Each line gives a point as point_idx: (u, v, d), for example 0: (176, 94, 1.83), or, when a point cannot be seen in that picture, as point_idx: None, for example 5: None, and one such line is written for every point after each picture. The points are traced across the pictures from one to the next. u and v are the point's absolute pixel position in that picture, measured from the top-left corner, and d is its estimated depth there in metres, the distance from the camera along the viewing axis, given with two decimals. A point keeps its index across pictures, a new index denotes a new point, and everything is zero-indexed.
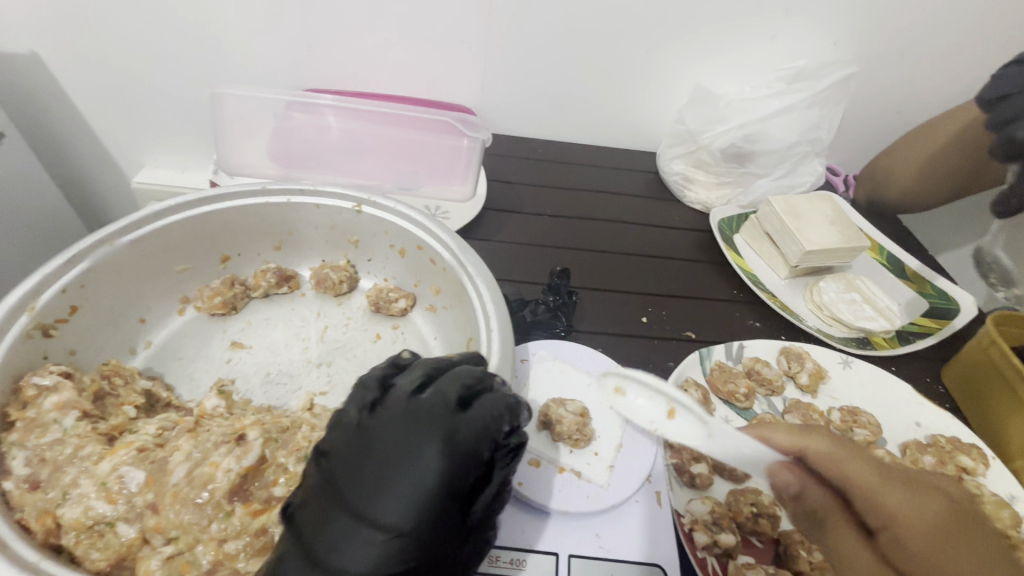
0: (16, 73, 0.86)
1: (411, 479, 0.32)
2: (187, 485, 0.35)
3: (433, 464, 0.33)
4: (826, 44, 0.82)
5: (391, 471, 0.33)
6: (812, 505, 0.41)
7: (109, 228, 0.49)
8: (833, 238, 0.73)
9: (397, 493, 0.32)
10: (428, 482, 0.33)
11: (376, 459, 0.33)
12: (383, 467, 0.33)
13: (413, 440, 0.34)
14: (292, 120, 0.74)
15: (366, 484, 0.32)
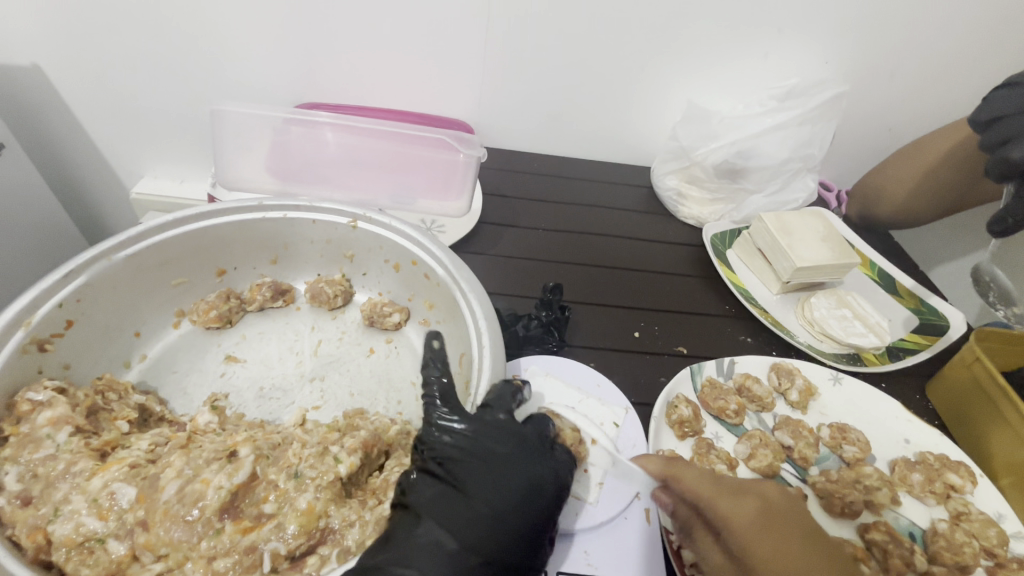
0: (18, 85, 0.88)
1: (529, 482, 0.40)
2: (178, 502, 0.35)
3: (548, 472, 0.41)
4: (817, 63, 0.83)
5: (515, 473, 0.40)
6: (682, 520, 0.44)
7: (106, 243, 0.50)
8: (823, 254, 0.74)
9: (520, 493, 0.39)
10: (545, 485, 0.40)
11: (498, 461, 0.40)
12: (507, 468, 0.40)
13: (526, 449, 0.41)
14: (289, 133, 0.75)
15: (496, 483, 0.39)
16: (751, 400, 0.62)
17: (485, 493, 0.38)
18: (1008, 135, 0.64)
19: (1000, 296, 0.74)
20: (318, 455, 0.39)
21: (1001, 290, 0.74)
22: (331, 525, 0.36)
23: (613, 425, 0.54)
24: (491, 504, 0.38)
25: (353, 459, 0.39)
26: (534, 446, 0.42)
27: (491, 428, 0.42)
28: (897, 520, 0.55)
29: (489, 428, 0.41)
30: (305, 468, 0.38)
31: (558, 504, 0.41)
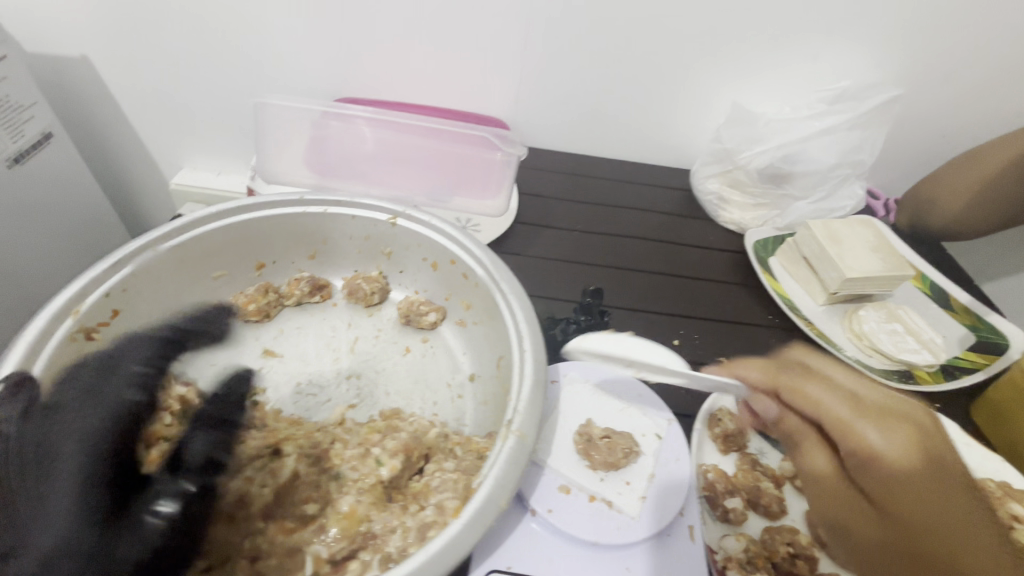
0: (66, 76, 0.90)
1: (63, 447, 0.39)
2: (225, 502, 0.39)
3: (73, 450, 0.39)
4: (870, 65, 0.80)
5: (56, 456, 0.38)
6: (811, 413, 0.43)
7: (152, 233, 0.50)
8: (875, 264, 0.70)
9: (67, 464, 0.38)
10: (82, 452, 0.39)
11: (49, 456, 0.38)
12: (47, 457, 0.38)
13: (84, 419, 0.41)
14: (328, 129, 0.76)
15: (50, 453, 0.38)
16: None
17: (31, 484, 0.37)
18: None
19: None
20: (359, 457, 0.42)
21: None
22: (372, 530, 0.38)
23: (656, 437, 0.50)
24: (40, 492, 0.37)
25: (394, 462, 0.41)
26: (101, 412, 0.42)
27: (94, 400, 0.42)
28: None
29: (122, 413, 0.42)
30: (347, 470, 0.41)
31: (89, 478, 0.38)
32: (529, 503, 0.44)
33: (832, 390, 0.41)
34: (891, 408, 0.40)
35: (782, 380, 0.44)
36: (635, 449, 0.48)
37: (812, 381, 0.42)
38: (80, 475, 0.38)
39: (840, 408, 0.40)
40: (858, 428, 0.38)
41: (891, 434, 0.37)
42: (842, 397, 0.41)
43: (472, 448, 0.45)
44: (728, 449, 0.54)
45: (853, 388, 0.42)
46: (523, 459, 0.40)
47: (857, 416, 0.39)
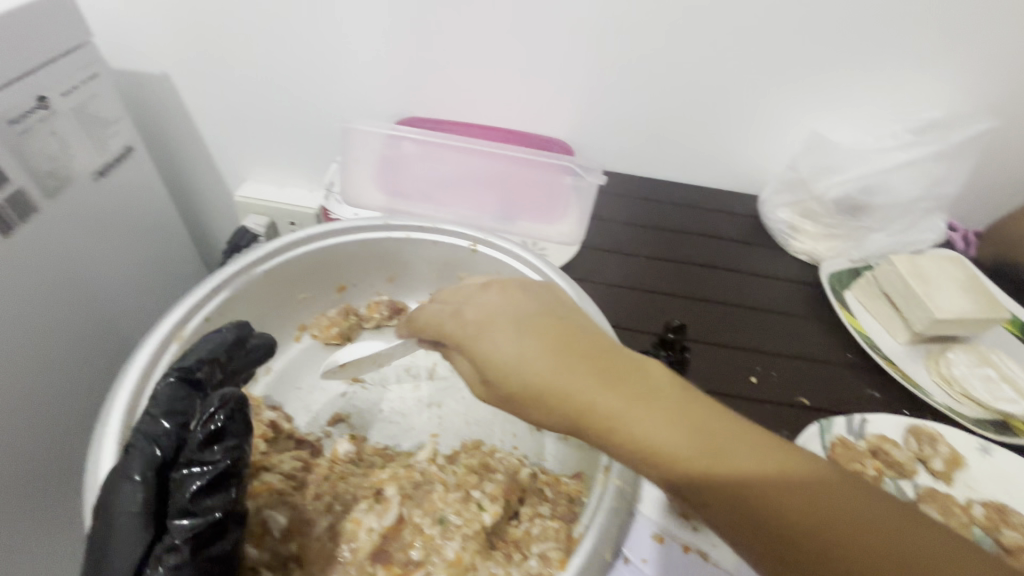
0: (147, 94, 0.93)
1: (117, 508, 0.35)
2: (333, 543, 0.40)
3: (123, 490, 0.36)
4: (957, 94, 0.77)
5: (107, 521, 0.35)
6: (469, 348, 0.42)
7: (248, 258, 0.52)
8: (966, 306, 0.67)
9: (122, 525, 0.35)
10: (127, 510, 0.35)
11: (101, 511, 0.35)
12: (103, 515, 0.35)
13: (122, 473, 0.36)
14: (402, 150, 0.76)
15: (105, 516, 0.35)
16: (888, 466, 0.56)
17: (93, 552, 0.35)
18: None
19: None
20: (462, 502, 0.42)
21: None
22: None
23: None
24: (104, 558, 0.34)
25: (496, 508, 0.41)
26: (134, 465, 0.37)
27: (130, 450, 0.37)
28: None
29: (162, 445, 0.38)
30: (450, 514, 0.41)
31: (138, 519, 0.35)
32: (621, 549, 0.43)
33: (514, 337, 0.38)
34: (572, 356, 0.36)
35: (460, 330, 0.41)
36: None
37: (500, 329, 0.39)
38: (132, 538, 0.35)
39: (507, 357, 0.37)
40: (538, 380, 0.36)
41: (561, 381, 0.36)
42: (528, 349, 0.37)
43: (563, 490, 0.45)
44: None
45: (547, 328, 0.38)
46: (623, 508, 0.40)
47: (524, 368, 0.36)
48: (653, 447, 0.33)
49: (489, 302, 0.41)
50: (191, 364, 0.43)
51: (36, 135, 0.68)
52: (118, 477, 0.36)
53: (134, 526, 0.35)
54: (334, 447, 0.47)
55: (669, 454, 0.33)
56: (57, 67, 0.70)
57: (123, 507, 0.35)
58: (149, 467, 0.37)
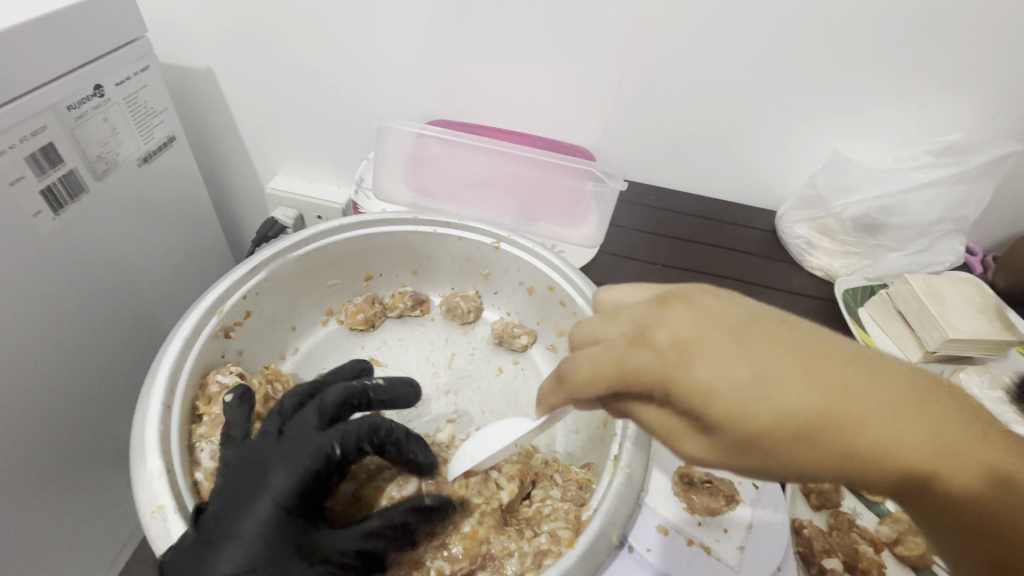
0: (192, 86, 0.98)
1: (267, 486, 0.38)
2: (357, 510, 0.44)
3: (284, 471, 0.39)
4: (982, 119, 0.77)
5: (257, 489, 0.39)
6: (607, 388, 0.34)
7: (285, 242, 0.54)
8: (979, 327, 0.68)
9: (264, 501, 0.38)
10: (279, 491, 0.38)
11: (256, 478, 0.39)
12: (256, 485, 0.39)
13: (290, 457, 0.39)
14: (431, 150, 0.79)
15: (257, 486, 0.39)
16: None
17: (219, 514, 0.38)
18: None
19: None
20: (481, 480, 0.45)
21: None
22: (491, 551, 0.43)
23: (753, 485, 0.49)
24: (236, 515, 0.37)
25: (512, 487, 0.46)
26: (306, 457, 0.39)
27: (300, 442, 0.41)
28: None
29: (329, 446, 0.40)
30: (468, 492, 0.45)
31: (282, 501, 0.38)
32: (627, 539, 0.45)
33: (707, 370, 0.30)
34: (852, 385, 0.29)
35: (663, 361, 0.31)
36: (735, 497, 0.48)
37: (716, 348, 0.30)
38: (265, 522, 0.37)
39: (738, 382, 0.30)
40: (812, 413, 0.29)
41: (825, 408, 0.29)
42: (767, 369, 0.29)
43: (572, 478, 0.49)
44: (819, 506, 0.53)
45: (738, 349, 0.30)
46: (632, 495, 0.43)
47: (744, 390, 0.29)
48: (898, 462, 0.29)
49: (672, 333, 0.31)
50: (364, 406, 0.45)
51: (90, 119, 0.72)
52: (286, 456, 0.40)
53: (275, 504, 0.38)
54: None
55: (904, 471, 0.29)
56: (115, 57, 0.75)
57: (280, 485, 0.38)
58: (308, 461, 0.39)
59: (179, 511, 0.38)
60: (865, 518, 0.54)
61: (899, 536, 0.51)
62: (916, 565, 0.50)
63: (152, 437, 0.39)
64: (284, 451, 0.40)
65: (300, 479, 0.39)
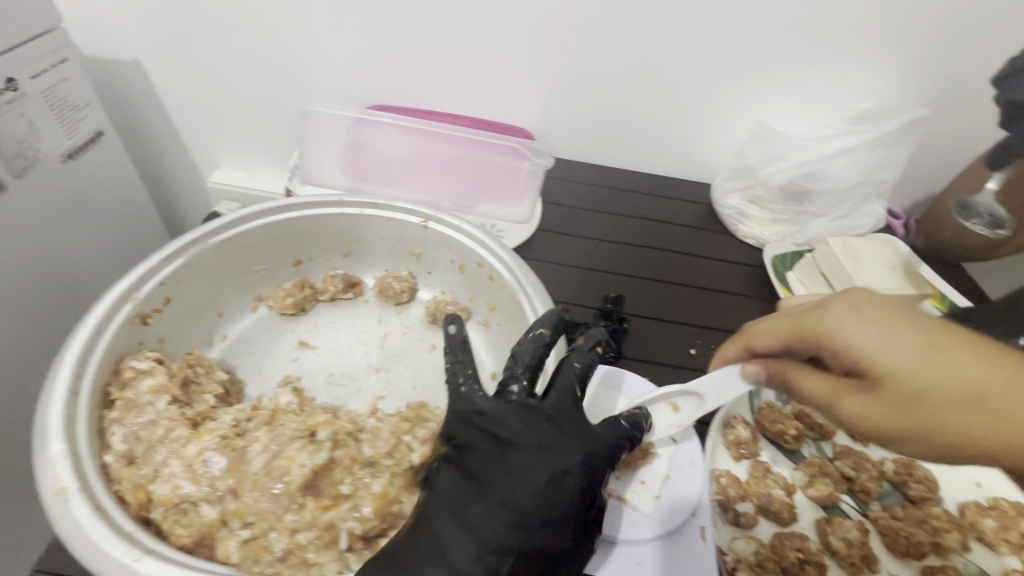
0: (119, 79, 0.95)
1: (544, 467, 0.41)
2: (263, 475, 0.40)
3: (551, 468, 0.41)
4: (895, 86, 0.81)
5: (488, 488, 0.40)
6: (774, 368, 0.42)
7: (203, 228, 0.55)
8: (892, 283, 0.72)
9: (534, 483, 0.40)
10: (525, 484, 0.40)
11: (483, 477, 0.40)
12: (504, 483, 0.40)
13: (506, 446, 0.42)
14: (364, 134, 0.80)
15: (503, 471, 0.40)
16: (842, 474, 0.56)
17: (455, 510, 0.39)
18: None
19: (989, 223, 0.77)
20: (393, 445, 0.44)
21: (991, 216, 0.77)
22: (402, 511, 0.41)
23: (670, 439, 0.53)
24: (462, 510, 0.39)
25: (426, 450, 0.45)
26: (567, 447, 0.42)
27: (509, 422, 0.43)
28: (966, 567, 0.52)
29: (526, 430, 0.42)
30: (382, 459, 0.43)
31: (565, 492, 0.40)
32: None
33: (893, 334, 0.34)
34: (1001, 372, 0.33)
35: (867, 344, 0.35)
36: (651, 451, 0.52)
37: (891, 322, 0.35)
38: (503, 512, 0.39)
39: (913, 360, 0.34)
40: (972, 388, 0.33)
41: (968, 383, 0.33)
42: (932, 355, 0.34)
43: None
44: (740, 456, 0.55)
45: (918, 323, 0.35)
46: None
47: (935, 369, 0.33)
48: None
49: (851, 302, 0.36)
50: (523, 374, 0.46)
51: (5, 115, 0.69)
52: (499, 449, 0.42)
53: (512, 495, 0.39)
54: (276, 399, 0.49)
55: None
56: (27, 49, 0.72)
57: (541, 481, 0.40)
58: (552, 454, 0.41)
59: (83, 491, 0.36)
60: (782, 465, 0.57)
61: (810, 479, 0.55)
62: (826, 504, 0.54)
63: (56, 420, 0.39)
64: (552, 450, 0.42)
65: (554, 470, 0.41)
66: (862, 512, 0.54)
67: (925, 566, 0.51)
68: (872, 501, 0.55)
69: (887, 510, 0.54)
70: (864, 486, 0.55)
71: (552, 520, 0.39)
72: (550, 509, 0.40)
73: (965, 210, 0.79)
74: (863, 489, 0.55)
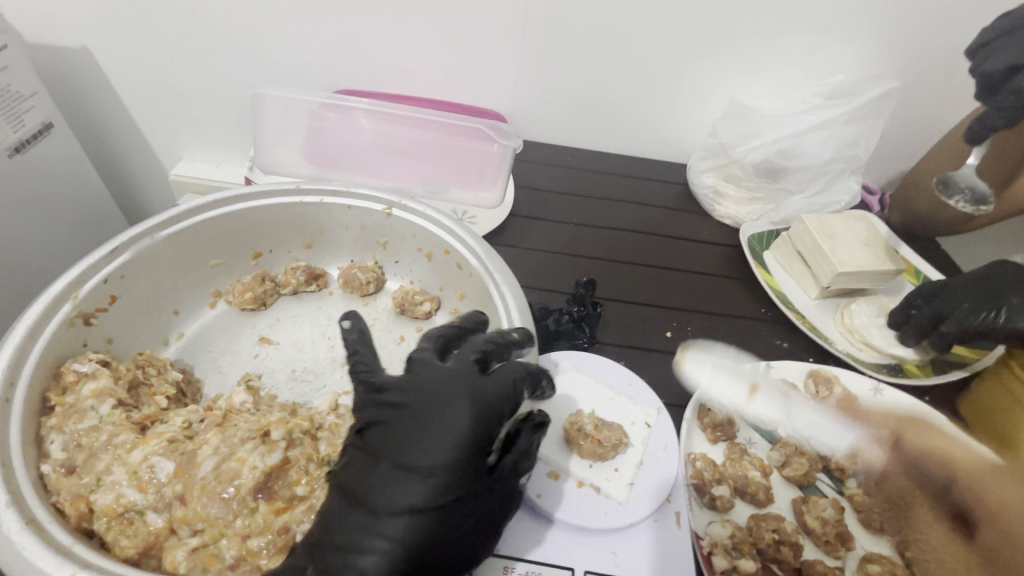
0: (67, 68, 0.90)
1: (437, 422, 0.38)
2: (214, 479, 0.39)
3: (444, 431, 0.38)
4: (868, 59, 0.80)
5: (380, 469, 0.38)
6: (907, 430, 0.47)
7: (150, 221, 0.52)
8: (867, 259, 0.71)
9: (430, 440, 0.38)
10: (418, 458, 0.37)
11: (379, 456, 0.38)
12: (397, 460, 0.37)
13: (403, 420, 0.39)
14: (326, 121, 0.76)
15: (399, 437, 0.38)
16: (818, 453, 0.56)
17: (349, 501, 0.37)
18: (1014, 59, 0.56)
19: (972, 200, 0.66)
20: None
21: (973, 190, 0.66)
22: None
23: (645, 425, 0.53)
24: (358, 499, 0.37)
25: None
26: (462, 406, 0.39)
27: (405, 389, 0.41)
28: None
29: (420, 394, 0.40)
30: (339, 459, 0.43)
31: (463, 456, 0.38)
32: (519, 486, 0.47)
33: None
34: None
35: None
36: (624, 440, 0.50)
37: None
38: (396, 490, 0.37)
39: None
40: None
41: None
42: None
43: None
44: (717, 438, 0.55)
45: None
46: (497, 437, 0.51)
47: None
48: None
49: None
50: (432, 352, 0.44)
51: None
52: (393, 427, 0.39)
53: (405, 474, 0.37)
54: (230, 398, 0.48)
55: None
56: None
57: (438, 449, 0.37)
58: (450, 414, 0.39)
59: (14, 505, 0.35)
60: (758, 446, 0.57)
61: (786, 459, 0.55)
62: (802, 483, 0.54)
63: None
64: (439, 411, 0.39)
65: (450, 433, 0.38)
66: (838, 490, 0.55)
67: None
68: (848, 479, 0.55)
69: (862, 487, 0.54)
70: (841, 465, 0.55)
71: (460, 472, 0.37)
72: (453, 463, 0.37)
73: (946, 185, 0.68)
74: (839, 467, 0.55)
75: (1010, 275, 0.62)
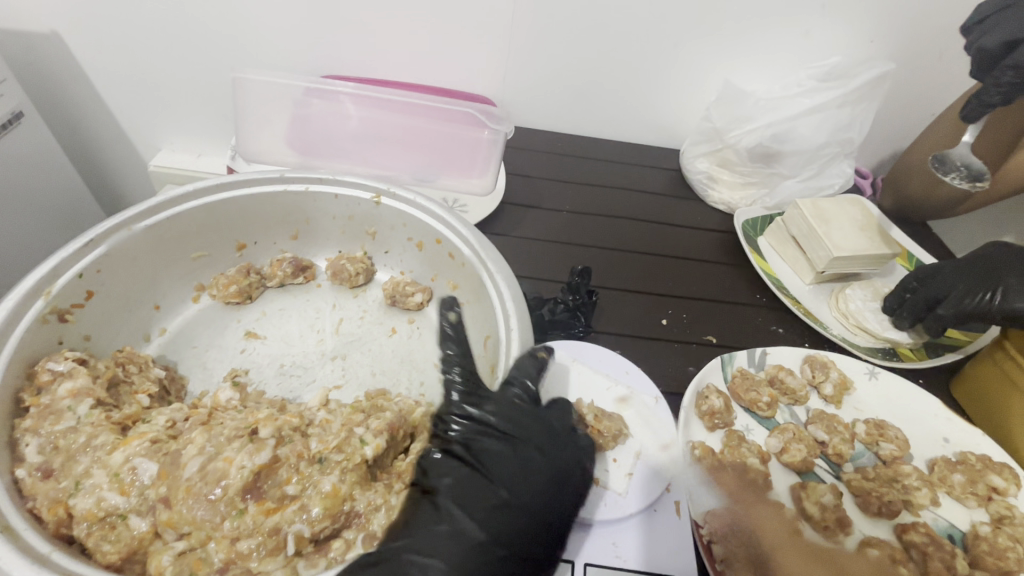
0: (36, 56, 0.86)
1: (552, 467, 0.43)
2: (200, 479, 0.37)
3: (549, 478, 0.42)
4: (862, 41, 0.79)
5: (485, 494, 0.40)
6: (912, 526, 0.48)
7: (127, 213, 0.50)
8: (862, 243, 0.70)
9: (538, 482, 0.42)
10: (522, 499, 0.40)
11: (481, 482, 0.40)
12: (501, 493, 0.40)
13: (510, 456, 0.42)
14: (310, 107, 0.73)
15: (512, 467, 0.41)
16: (815, 439, 0.56)
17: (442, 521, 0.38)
18: (1012, 35, 0.55)
19: (968, 176, 0.65)
20: (343, 438, 0.42)
21: (969, 168, 0.65)
22: (355, 509, 0.39)
23: (643, 413, 0.53)
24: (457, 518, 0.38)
25: (379, 441, 0.42)
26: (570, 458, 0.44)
27: (515, 420, 0.44)
28: (935, 521, 0.52)
29: (534, 437, 0.44)
30: (331, 455, 0.41)
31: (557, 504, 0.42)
32: None
33: None
34: None
35: None
36: (624, 430, 0.50)
37: None
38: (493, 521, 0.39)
39: None
40: None
41: None
42: None
43: None
44: (714, 426, 0.55)
45: None
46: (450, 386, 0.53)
47: None
48: None
49: None
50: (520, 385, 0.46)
51: None
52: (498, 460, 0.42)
53: (507, 507, 0.40)
54: (215, 396, 0.47)
55: None
56: None
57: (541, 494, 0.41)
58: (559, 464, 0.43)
59: None
60: (756, 433, 0.57)
61: (784, 446, 0.54)
62: (800, 469, 0.54)
63: None
64: (548, 459, 0.43)
65: (552, 482, 0.42)
66: (836, 475, 0.55)
67: (897, 524, 0.51)
68: (845, 463, 0.55)
69: (859, 471, 0.54)
70: (837, 450, 0.55)
71: (549, 512, 0.41)
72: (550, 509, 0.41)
73: (941, 164, 0.67)
74: (836, 453, 0.55)
75: (1009, 257, 0.61)
